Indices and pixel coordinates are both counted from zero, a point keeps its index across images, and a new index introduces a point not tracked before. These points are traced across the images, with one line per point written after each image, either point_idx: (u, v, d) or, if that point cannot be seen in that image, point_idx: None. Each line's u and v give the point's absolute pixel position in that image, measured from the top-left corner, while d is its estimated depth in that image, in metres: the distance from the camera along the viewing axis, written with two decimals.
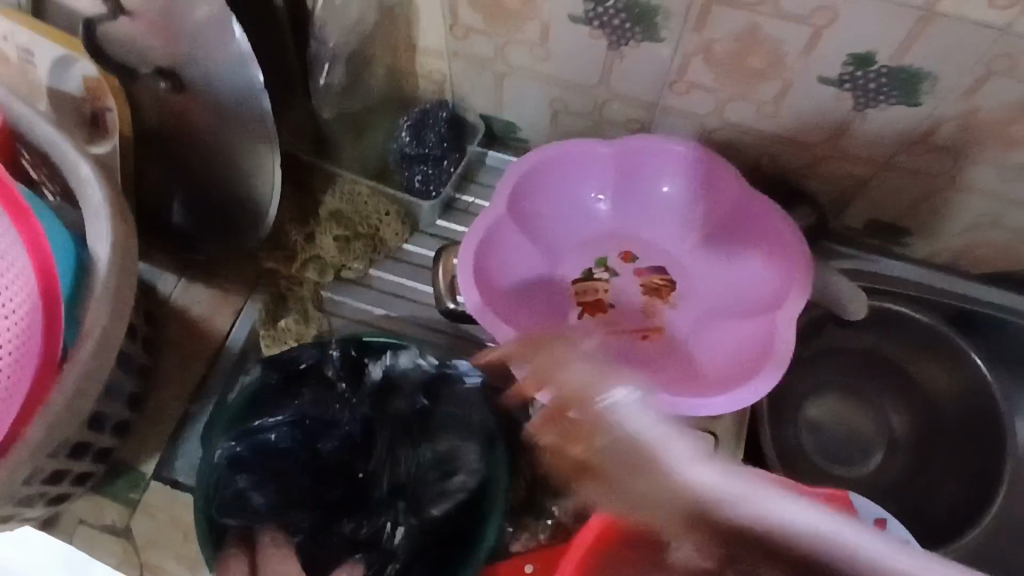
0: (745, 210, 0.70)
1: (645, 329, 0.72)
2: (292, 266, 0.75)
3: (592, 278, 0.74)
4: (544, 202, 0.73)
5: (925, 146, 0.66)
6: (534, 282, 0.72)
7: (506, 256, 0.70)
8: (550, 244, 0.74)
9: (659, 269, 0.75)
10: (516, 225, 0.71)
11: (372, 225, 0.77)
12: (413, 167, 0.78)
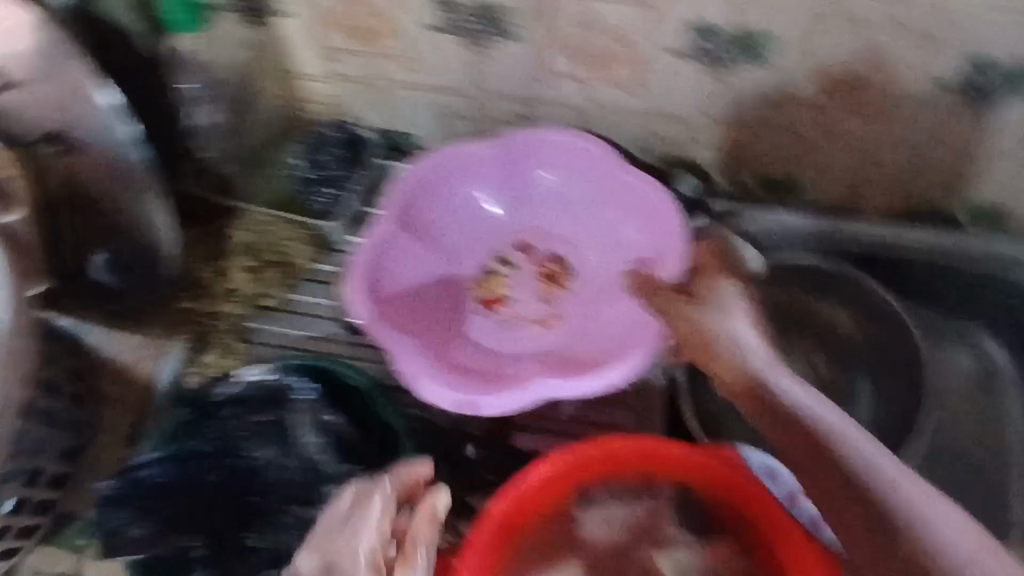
0: (623, 192, 0.74)
1: (541, 318, 0.74)
2: (207, 304, 0.79)
3: (494, 273, 0.76)
4: (437, 207, 0.75)
5: (786, 101, 0.68)
6: (430, 283, 0.74)
7: (403, 263, 0.73)
8: (447, 246, 0.76)
9: (555, 257, 0.77)
10: (406, 229, 0.73)
11: (281, 252, 0.81)
12: (312, 191, 0.82)
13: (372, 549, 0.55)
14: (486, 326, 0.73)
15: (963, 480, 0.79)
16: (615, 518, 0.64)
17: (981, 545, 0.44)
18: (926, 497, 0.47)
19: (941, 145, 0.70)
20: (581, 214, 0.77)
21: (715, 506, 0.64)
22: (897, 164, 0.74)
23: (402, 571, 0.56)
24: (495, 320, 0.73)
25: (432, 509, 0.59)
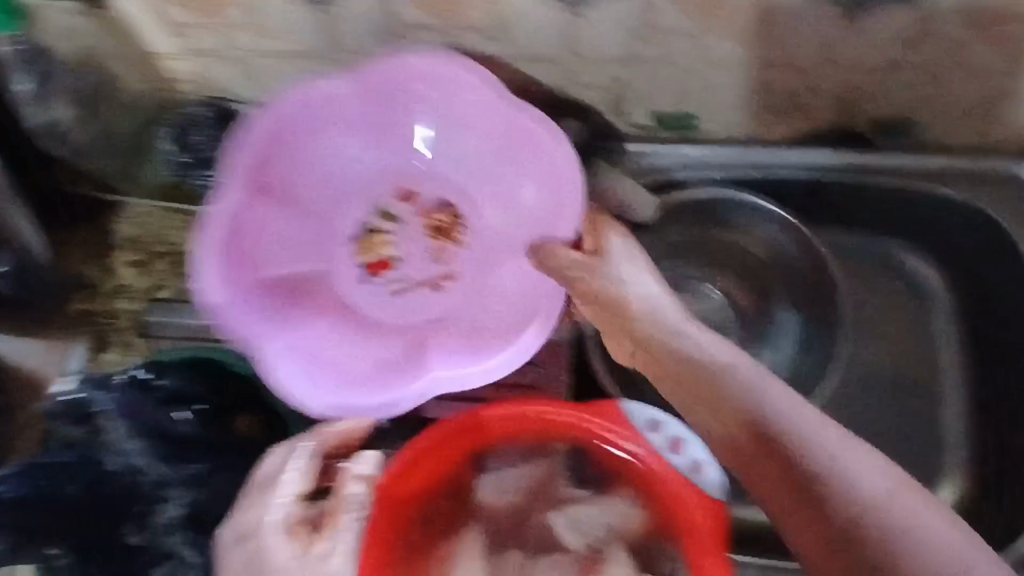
0: (518, 138, 0.67)
1: (432, 279, 0.74)
2: (102, 301, 0.78)
3: (375, 231, 0.75)
4: (294, 171, 0.71)
5: (655, 30, 0.65)
6: (307, 247, 0.73)
7: (264, 239, 0.71)
8: (316, 207, 0.74)
9: (442, 204, 0.75)
10: (268, 198, 0.70)
11: (169, 242, 0.79)
12: (192, 172, 0.74)
13: (285, 503, 0.58)
14: (372, 292, 0.74)
15: (891, 395, 0.78)
16: (509, 483, 0.64)
17: (877, 477, 0.44)
18: (842, 442, 0.46)
19: (825, 58, 0.67)
20: (483, 159, 0.72)
21: (608, 463, 0.63)
22: (786, 84, 0.70)
23: (328, 528, 0.57)
24: (378, 284, 0.74)
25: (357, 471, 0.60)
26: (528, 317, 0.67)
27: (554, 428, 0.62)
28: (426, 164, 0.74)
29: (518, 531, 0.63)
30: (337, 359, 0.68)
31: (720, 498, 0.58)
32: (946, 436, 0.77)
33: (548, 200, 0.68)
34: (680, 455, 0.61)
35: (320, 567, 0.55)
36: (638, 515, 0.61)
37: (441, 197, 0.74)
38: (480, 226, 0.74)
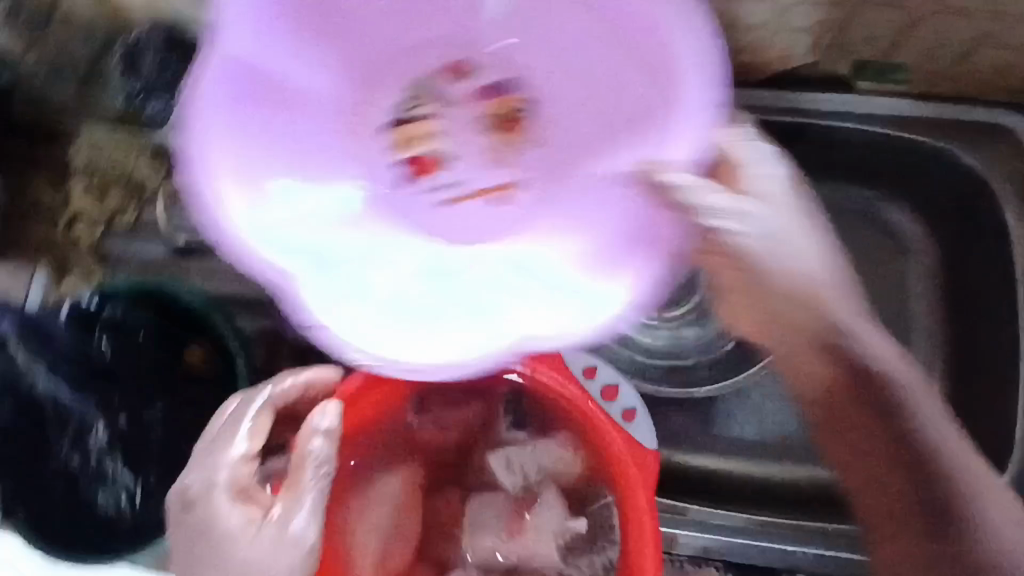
0: (641, 17, 0.52)
1: (494, 187, 0.63)
2: (59, 229, 0.77)
3: (413, 121, 0.63)
4: (312, 28, 0.56)
5: None
6: (302, 136, 0.57)
7: (282, 125, 0.55)
8: (365, 77, 0.63)
9: (507, 92, 0.63)
10: (246, 64, 0.52)
11: (121, 168, 0.77)
12: (144, 99, 0.75)
13: (236, 466, 0.53)
14: (417, 198, 0.62)
15: None
16: (445, 422, 0.63)
17: (979, 473, 0.49)
18: (947, 425, 0.50)
19: None
20: (594, 51, 0.58)
21: (544, 408, 0.61)
22: (757, 19, 0.65)
23: (285, 497, 0.52)
24: (422, 188, 0.62)
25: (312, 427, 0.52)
26: (623, 256, 0.52)
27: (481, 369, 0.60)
28: (491, 44, 0.63)
29: (458, 467, 0.64)
30: (403, 297, 0.53)
31: (653, 449, 0.56)
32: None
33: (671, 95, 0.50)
34: (614, 404, 0.60)
35: (279, 538, 0.51)
36: (574, 458, 0.60)
37: (507, 78, 0.63)
38: (560, 133, 0.63)
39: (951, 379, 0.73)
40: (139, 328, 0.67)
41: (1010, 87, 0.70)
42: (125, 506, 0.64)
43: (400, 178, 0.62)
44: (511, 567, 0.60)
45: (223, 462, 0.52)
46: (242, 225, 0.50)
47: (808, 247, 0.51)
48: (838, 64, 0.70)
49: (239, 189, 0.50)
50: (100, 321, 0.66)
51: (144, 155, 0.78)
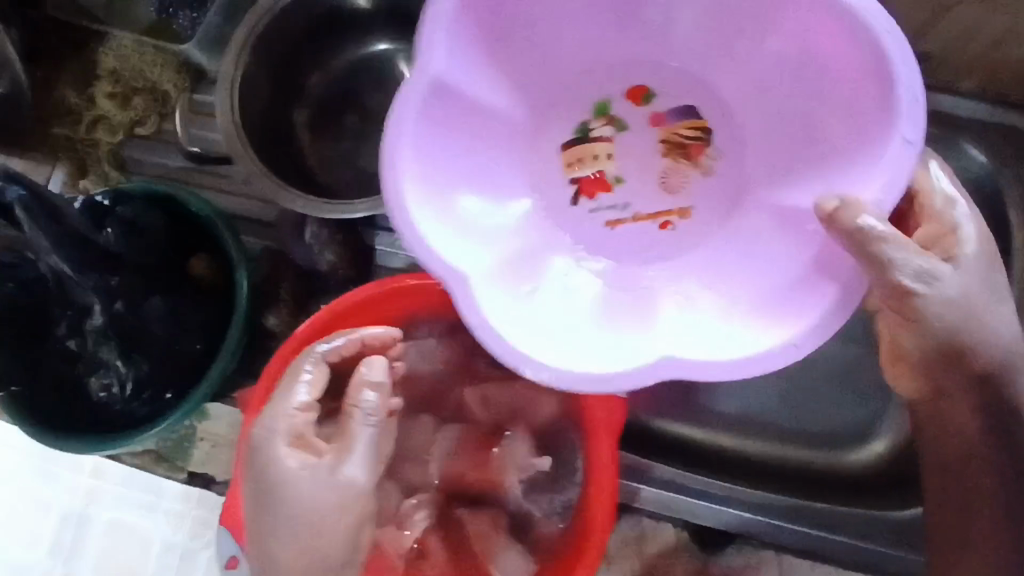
0: (834, 60, 0.52)
1: (665, 214, 0.60)
2: (81, 128, 0.80)
3: (587, 136, 0.61)
4: (495, 52, 0.58)
5: None
6: (484, 152, 0.59)
7: (462, 137, 0.57)
8: (540, 92, 0.62)
9: (690, 116, 0.61)
10: (450, 83, 0.54)
11: (146, 78, 0.80)
12: (175, 11, 0.76)
13: (293, 415, 0.55)
14: (579, 217, 0.61)
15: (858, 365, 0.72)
16: (429, 352, 0.64)
17: None
18: None
19: None
20: (778, 89, 0.57)
21: None
22: None
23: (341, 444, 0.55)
24: (586, 210, 0.61)
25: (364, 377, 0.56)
26: (795, 294, 0.52)
27: None
28: (678, 68, 0.61)
29: (435, 396, 0.66)
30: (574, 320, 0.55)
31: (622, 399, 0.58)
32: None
33: (865, 138, 0.51)
34: None
35: (333, 477, 0.53)
36: (550, 403, 0.62)
37: (688, 108, 0.60)
38: (731, 165, 0.60)
39: None
40: (151, 224, 0.67)
41: None
42: (119, 392, 0.67)
43: (566, 198, 0.61)
44: (473, 495, 0.62)
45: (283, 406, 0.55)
46: (433, 230, 0.53)
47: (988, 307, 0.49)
48: None
49: (418, 198, 0.53)
50: (117, 213, 0.67)
51: (166, 65, 0.80)
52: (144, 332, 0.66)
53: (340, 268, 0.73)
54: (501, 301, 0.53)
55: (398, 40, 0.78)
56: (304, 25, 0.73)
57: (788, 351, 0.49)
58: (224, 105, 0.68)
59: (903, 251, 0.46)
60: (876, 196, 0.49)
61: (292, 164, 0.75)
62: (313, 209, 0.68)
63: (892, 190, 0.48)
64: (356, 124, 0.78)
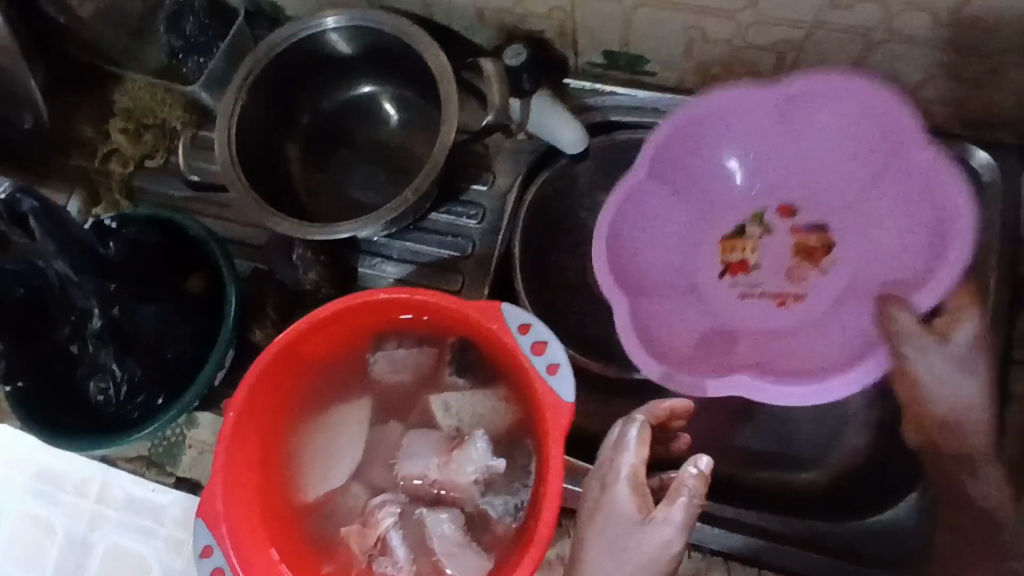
0: (927, 176, 0.68)
1: (783, 295, 0.74)
2: (96, 160, 0.88)
3: (742, 235, 0.77)
4: (680, 168, 0.76)
5: None
6: (674, 241, 0.77)
7: (643, 226, 0.76)
8: (711, 202, 0.78)
9: (820, 229, 0.76)
10: (661, 179, 0.75)
11: (157, 117, 0.88)
12: (188, 57, 0.86)
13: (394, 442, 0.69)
14: (724, 290, 0.76)
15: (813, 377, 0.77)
16: (399, 361, 0.70)
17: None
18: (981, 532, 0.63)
19: (755, 13, 0.66)
20: (875, 205, 0.73)
21: (489, 359, 0.67)
22: (723, 39, 0.71)
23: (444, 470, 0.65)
24: (729, 284, 0.76)
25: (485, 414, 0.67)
26: (855, 363, 0.66)
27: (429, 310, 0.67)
28: (812, 184, 0.76)
29: (403, 404, 0.70)
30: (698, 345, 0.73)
31: (570, 405, 0.61)
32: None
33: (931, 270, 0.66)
34: (540, 357, 0.63)
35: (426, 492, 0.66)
36: (507, 409, 0.67)
37: (821, 222, 0.76)
38: (846, 270, 0.73)
39: None
40: (152, 242, 0.76)
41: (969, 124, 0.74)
42: (115, 394, 0.72)
43: (715, 273, 0.77)
44: (432, 497, 0.66)
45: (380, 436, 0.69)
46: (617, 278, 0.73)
47: (967, 382, 0.58)
48: None
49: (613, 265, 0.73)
50: (122, 233, 0.74)
51: (175, 104, 0.88)
52: (139, 338, 0.72)
53: (322, 287, 0.80)
54: (649, 329, 0.72)
55: (382, 83, 0.85)
56: (296, 72, 0.81)
57: (816, 393, 0.65)
58: (222, 142, 0.76)
59: (910, 333, 0.60)
60: (915, 299, 0.65)
61: (282, 196, 0.82)
62: (295, 234, 0.74)
63: (943, 278, 0.64)
64: (348, 157, 0.86)
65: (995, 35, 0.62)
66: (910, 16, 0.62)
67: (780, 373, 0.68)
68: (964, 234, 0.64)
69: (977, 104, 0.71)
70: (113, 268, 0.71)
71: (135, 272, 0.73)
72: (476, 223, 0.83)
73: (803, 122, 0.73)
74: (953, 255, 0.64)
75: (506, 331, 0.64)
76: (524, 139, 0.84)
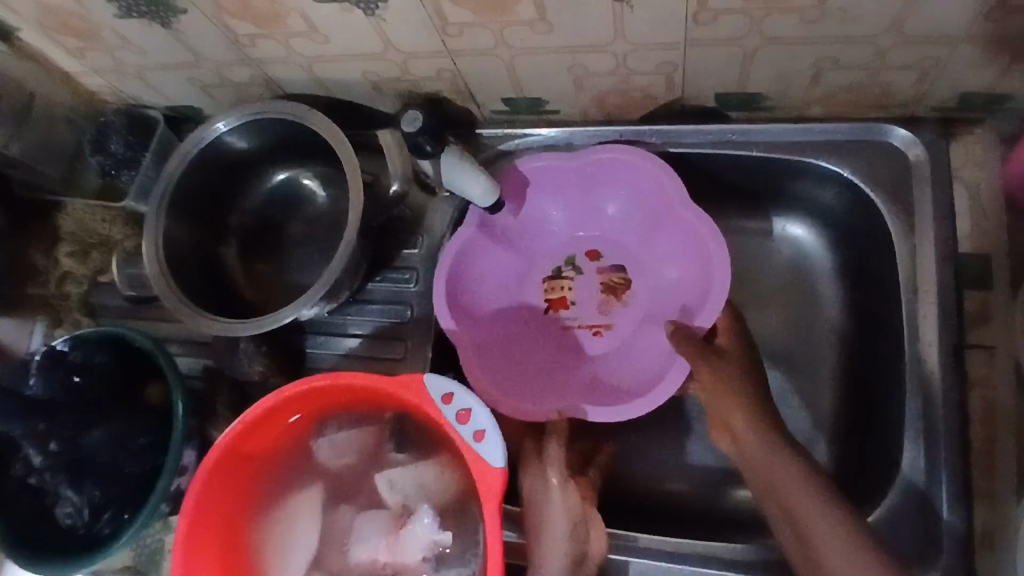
0: (699, 223, 0.76)
1: (597, 326, 0.85)
2: (51, 285, 0.91)
3: (559, 276, 0.86)
4: (503, 220, 0.84)
5: (453, 27, 0.66)
6: (504, 282, 0.86)
7: (475, 273, 0.83)
8: (528, 248, 0.87)
9: (619, 268, 0.86)
10: (487, 234, 0.83)
11: (102, 234, 0.92)
12: (121, 171, 0.89)
13: (345, 517, 0.70)
14: (546, 323, 0.86)
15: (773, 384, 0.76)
16: (340, 445, 0.71)
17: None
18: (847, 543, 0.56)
19: (626, 42, 0.65)
20: (657, 247, 0.83)
21: (427, 431, 0.68)
22: (612, 71, 0.70)
23: (395, 549, 0.66)
24: (551, 319, 0.86)
25: (428, 485, 0.67)
26: (663, 382, 0.73)
27: (353, 391, 0.68)
28: (612, 232, 0.86)
29: (353, 486, 0.71)
30: (533, 382, 0.82)
31: (501, 471, 0.61)
32: (820, 401, 0.79)
33: (706, 298, 0.76)
34: (465, 426, 0.62)
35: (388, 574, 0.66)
36: (449, 480, 0.66)
37: (619, 263, 0.85)
38: (644, 304, 0.84)
39: (856, 386, 0.78)
40: (101, 363, 0.78)
41: (880, 106, 0.72)
42: (80, 517, 0.74)
43: (539, 308, 0.86)
44: None
45: (329, 522, 0.70)
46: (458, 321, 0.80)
47: (735, 394, 0.68)
48: (707, 98, 0.74)
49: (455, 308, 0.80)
50: (71, 358, 0.77)
51: (116, 220, 0.92)
52: (91, 463, 0.75)
53: (269, 376, 0.81)
54: (490, 370, 0.80)
55: (293, 165, 0.87)
56: (211, 174, 0.84)
57: (632, 408, 0.73)
58: (150, 258, 0.78)
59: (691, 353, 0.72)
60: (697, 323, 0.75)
61: (221, 291, 0.84)
62: (238, 330, 0.75)
63: (716, 303, 0.74)
64: (279, 243, 0.88)
65: (869, 21, 0.59)
66: (778, 18, 0.60)
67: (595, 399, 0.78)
68: (721, 268, 0.74)
69: (880, 87, 0.69)
70: (41, 408, 0.75)
71: (76, 401, 0.77)
72: (413, 286, 0.84)
73: (602, 180, 0.82)
74: (716, 286, 0.75)
75: (429, 403, 0.64)
76: (447, 196, 0.85)
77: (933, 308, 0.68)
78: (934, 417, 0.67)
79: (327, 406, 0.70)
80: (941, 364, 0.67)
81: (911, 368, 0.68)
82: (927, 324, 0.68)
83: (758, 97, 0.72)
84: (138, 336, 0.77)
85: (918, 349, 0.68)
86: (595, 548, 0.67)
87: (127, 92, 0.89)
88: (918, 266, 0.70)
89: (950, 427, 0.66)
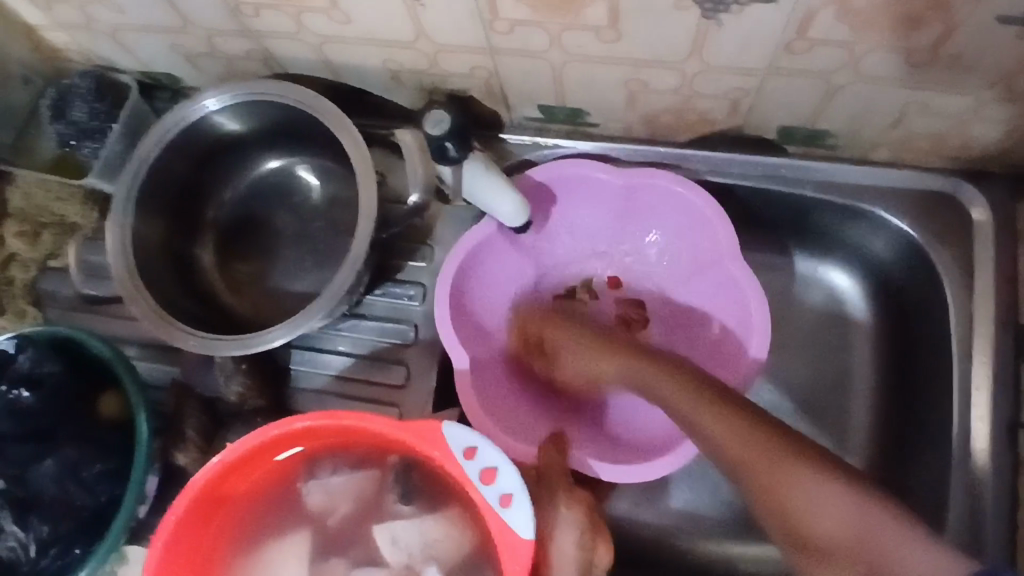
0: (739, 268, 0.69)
1: None
2: None
3: (574, 296, 0.79)
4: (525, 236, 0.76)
5: (504, 23, 0.57)
6: (513, 295, 0.78)
7: (482, 280, 0.75)
8: (542, 261, 0.79)
9: (638, 302, 0.78)
10: (506, 241, 0.74)
11: (54, 212, 0.79)
12: (82, 142, 0.77)
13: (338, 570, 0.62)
14: None
15: None
16: (335, 490, 0.62)
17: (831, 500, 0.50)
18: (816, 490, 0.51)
19: (700, 63, 0.58)
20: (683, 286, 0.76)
21: (435, 481, 0.60)
22: (669, 87, 0.62)
23: None
24: None
25: (440, 548, 0.59)
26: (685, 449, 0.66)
27: (360, 431, 0.58)
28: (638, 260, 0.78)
29: (347, 538, 0.63)
30: (529, 411, 0.75)
31: (527, 541, 0.54)
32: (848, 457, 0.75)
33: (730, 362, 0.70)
34: (489, 488, 0.54)
35: None
36: (460, 541, 0.59)
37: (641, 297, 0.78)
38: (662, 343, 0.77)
39: (887, 450, 0.73)
40: (50, 373, 0.68)
41: (951, 156, 0.67)
42: (25, 552, 0.65)
43: None
44: None
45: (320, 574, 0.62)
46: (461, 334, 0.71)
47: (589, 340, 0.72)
48: (768, 128, 0.67)
49: (457, 314, 0.72)
50: (18, 364, 0.67)
51: (73, 198, 0.79)
52: (42, 487, 0.67)
53: (249, 399, 0.71)
54: (490, 391, 0.72)
55: (288, 153, 0.76)
56: (196, 155, 0.73)
57: (650, 467, 0.66)
58: (116, 254, 0.67)
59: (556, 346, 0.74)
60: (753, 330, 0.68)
61: (196, 293, 0.73)
62: (219, 352, 0.65)
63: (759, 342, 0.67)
64: (264, 242, 0.77)
65: (976, 69, 0.54)
66: (877, 56, 0.54)
67: (598, 445, 0.71)
68: (760, 319, 0.68)
69: (960, 139, 0.63)
70: None
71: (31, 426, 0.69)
72: (418, 305, 0.75)
73: (637, 208, 0.74)
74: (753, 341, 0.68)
75: (448, 459, 0.56)
76: (463, 206, 0.76)
77: (986, 380, 0.64)
78: (982, 497, 0.62)
79: (324, 444, 0.61)
80: (992, 442, 0.63)
81: (960, 438, 0.64)
82: (981, 396, 0.64)
83: (826, 133, 0.66)
84: (92, 341, 0.66)
85: (969, 419, 0.64)
86: (600, 561, 0.61)
87: (95, 52, 0.76)
88: (974, 334, 0.65)
89: (999, 510, 0.62)
